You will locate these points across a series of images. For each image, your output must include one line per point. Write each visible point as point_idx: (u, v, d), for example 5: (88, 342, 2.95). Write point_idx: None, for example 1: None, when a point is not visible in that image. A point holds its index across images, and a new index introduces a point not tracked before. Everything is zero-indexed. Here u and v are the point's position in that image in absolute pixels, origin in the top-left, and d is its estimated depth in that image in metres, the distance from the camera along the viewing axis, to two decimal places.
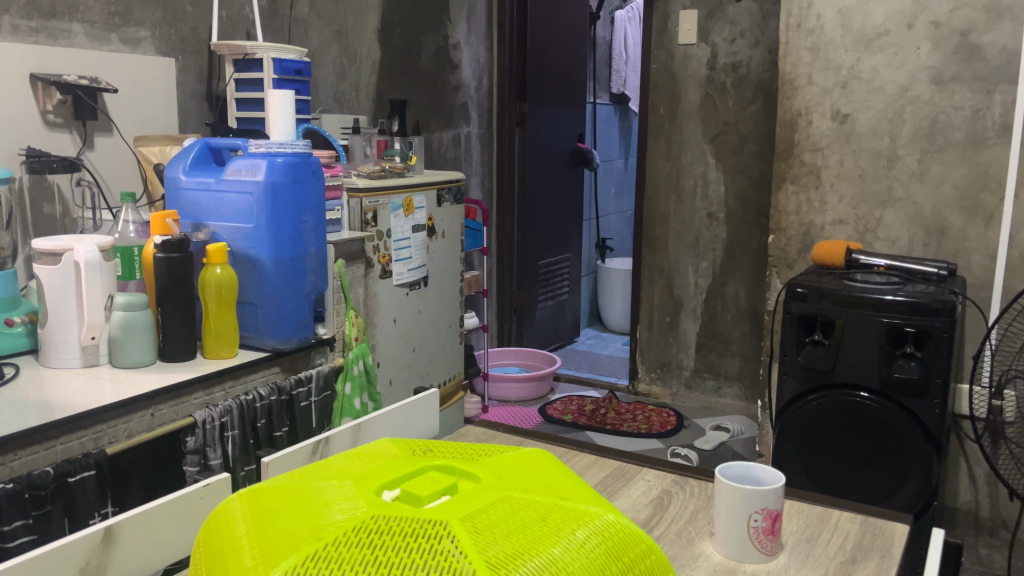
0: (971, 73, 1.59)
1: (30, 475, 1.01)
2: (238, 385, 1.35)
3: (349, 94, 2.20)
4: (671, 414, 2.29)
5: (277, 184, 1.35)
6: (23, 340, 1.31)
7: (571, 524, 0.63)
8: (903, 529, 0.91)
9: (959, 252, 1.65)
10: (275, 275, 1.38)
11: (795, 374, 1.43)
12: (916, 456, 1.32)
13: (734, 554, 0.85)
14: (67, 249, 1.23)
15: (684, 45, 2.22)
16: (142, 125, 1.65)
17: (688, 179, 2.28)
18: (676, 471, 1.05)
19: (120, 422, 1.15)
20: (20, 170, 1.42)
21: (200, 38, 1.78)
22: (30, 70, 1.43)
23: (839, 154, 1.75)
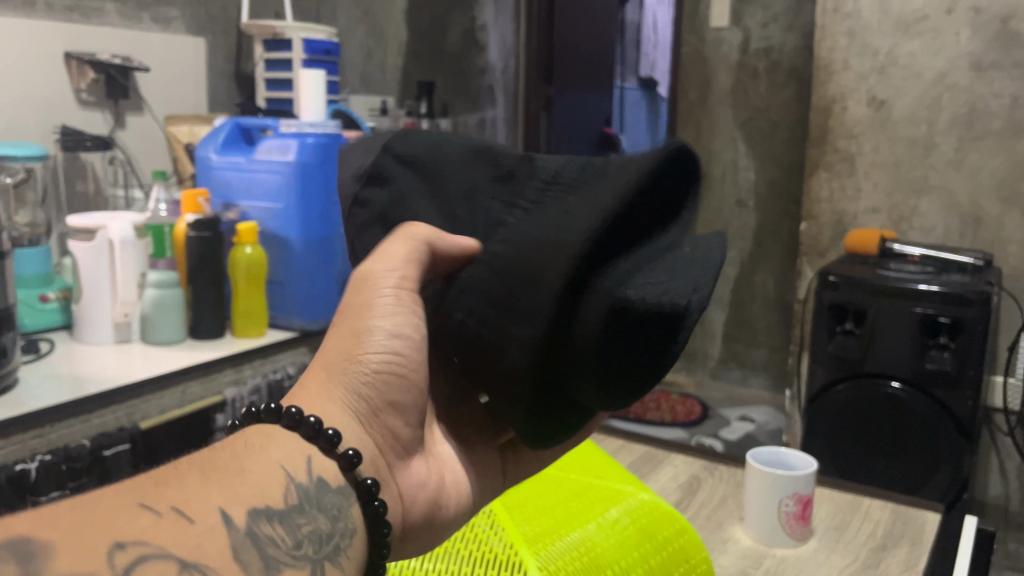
0: (1012, 59, 1.55)
1: (67, 447, 1.02)
2: (267, 364, 1.36)
3: (375, 75, 2.22)
4: (696, 403, 2.27)
5: (307, 165, 1.36)
6: (57, 316, 1.32)
7: (605, 504, 0.68)
8: (934, 518, 0.90)
9: (995, 243, 1.62)
10: (304, 255, 1.40)
11: (825, 363, 1.41)
12: (946, 448, 1.31)
13: (764, 539, 0.85)
14: (101, 227, 1.24)
15: (716, 28, 2.19)
16: (173, 105, 1.66)
17: (718, 165, 2.26)
18: (706, 456, 1.05)
19: (153, 398, 1.16)
20: (55, 148, 1.44)
21: (230, 18, 1.78)
22: (64, 49, 1.44)
23: (874, 141, 1.72)
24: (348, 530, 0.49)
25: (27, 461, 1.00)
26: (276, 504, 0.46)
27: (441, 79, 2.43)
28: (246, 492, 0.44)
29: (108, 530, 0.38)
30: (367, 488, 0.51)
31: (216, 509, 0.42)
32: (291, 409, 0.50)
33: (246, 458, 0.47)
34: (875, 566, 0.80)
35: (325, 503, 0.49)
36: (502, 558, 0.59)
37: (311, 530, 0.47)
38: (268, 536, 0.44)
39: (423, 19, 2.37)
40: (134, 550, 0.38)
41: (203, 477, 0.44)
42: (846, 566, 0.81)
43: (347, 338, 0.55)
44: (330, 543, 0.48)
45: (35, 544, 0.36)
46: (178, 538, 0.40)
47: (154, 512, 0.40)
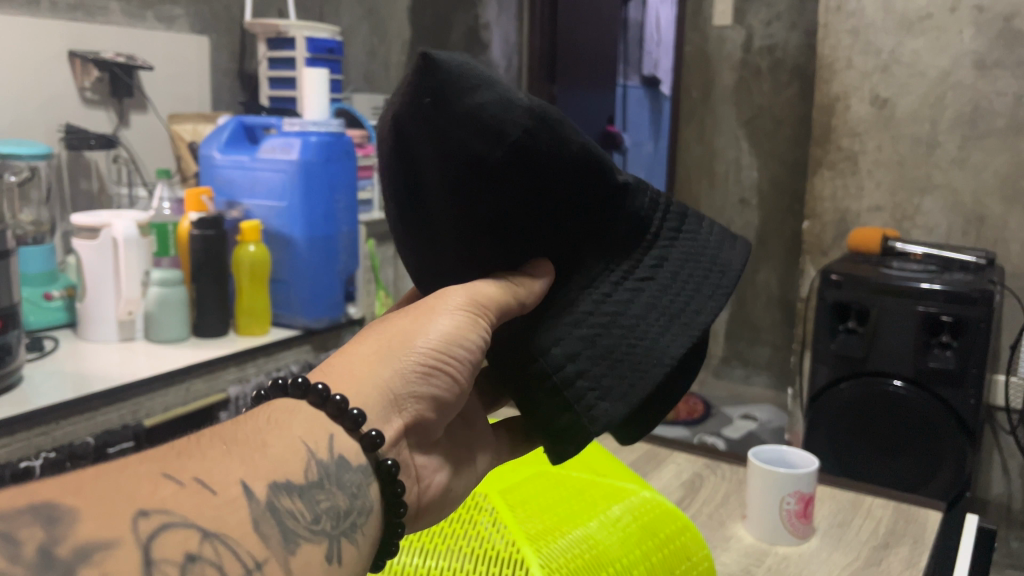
0: (1015, 58, 1.55)
1: (72, 444, 1.03)
2: (270, 362, 1.36)
3: (379, 74, 2.24)
4: (698, 402, 2.27)
5: (311, 163, 1.36)
6: (61, 313, 1.33)
7: (607, 501, 0.68)
8: (936, 517, 0.90)
9: (998, 241, 1.62)
10: (308, 254, 1.40)
11: (827, 362, 1.41)
12: (949, 446, 1.31)
13: (766, 537, 0.85)
14: (105, 225, 1.25)
15: (719, 27, 2.19)
16: (177, 103, 1.67)
17: (721, 164, 2.26)
18: (708, 454, 1.05)
19: (157, 395, 1.17)
20: (59, 146, 1.45)
21: (233, 16, 1.79)
22: (68, 47, 1.44)
23: (878, 139, 1.72)
24: (365, 509, 0.48)
25: (32, 458, 1.00)
26: (297, 478, 0.45)
27: None
28: (266, 465, 0.44)
29: (132, 499, 0.38)
30: (388, 468, 0.50)
31: (237, 481, 0.42)
32: (316, 385, 0.48)
33: (268, 433, 0.46)
34: (876, 564, 0.80)
35: (345, 480, 0.47)
36: (503, 556, 0.59)
37: (330, 506, 0.46)
38: (288, 510, 0.44)
39: (426, 17, 2.36)
40: (156, 519, 0.38)
41: (225, 452, 0.44)
42: (847, 564, 0.81)
43: (407, 329, 0.52)
44: (348, 521, 0.47)
45: (60, 510, 0.36)
46: (198, 510, 0.40)
47: (176, 482, 0.40)
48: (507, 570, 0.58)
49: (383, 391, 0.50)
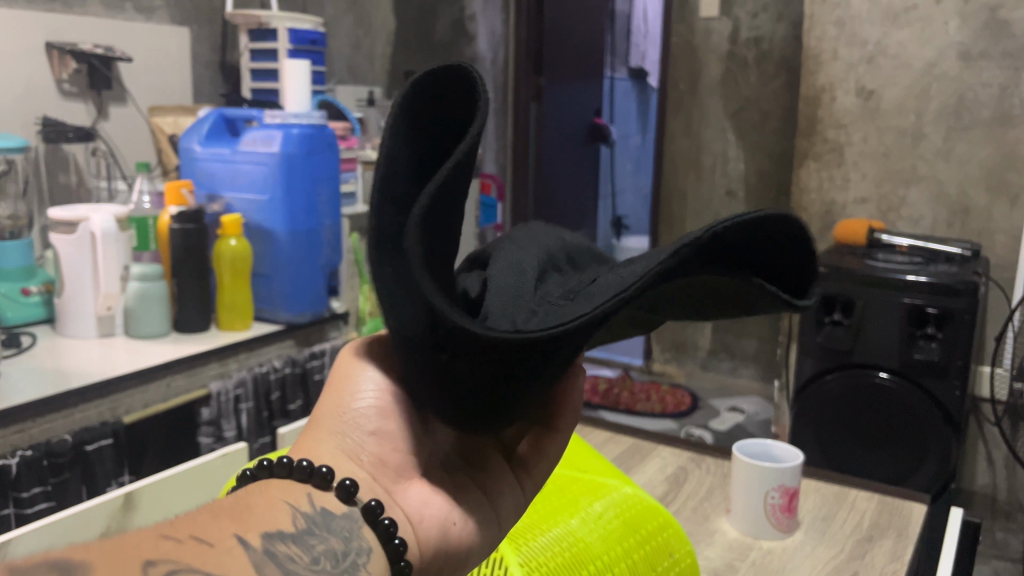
0: (1000, 49, 1.54)
1: (49, 442, 1.02)
2: (252, 358, 1.34)
3: (363, 65, 2.23)
4: (685, 394, 2.27)
5: (293, 156, 1.34)
6: (39, 309, 1.31)
7: (589, 497, 0.68)
8: (920, 509, 0.90)
9: (983, 233, 1.62)
10: (289, 248, 1.38)
11: (813, 354, 1.41)
12: (935, 439, 1.31)
13: (750, 532, 0.84)
14: (83, 219, 1.22)
15: (706, 18, 2.18)
16: (157, 95, 1.65)
17: (708, 156, 2.26)
18: (692, 448, 1.04)
19: (137, 392, 1.15)
20: (36, 139, 1.42)
21: (214, 7, 1.76)
22: (44, 39, 1.42)
23: (863, 131, 1.72)
24: (364, 549, 0.44)
25: (6, 457, 0.99)
26: (288, 526, 0.42)
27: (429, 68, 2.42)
28: (256, 520, 0.42)
29: (131, 554, 0.36)
30: (373, 508, 0.45)
31: (232, 534, 0.40)
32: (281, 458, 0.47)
33: (250, 496, 0.44)
34: (860, 559, 0.80)
35: (334, 526, 0.44)
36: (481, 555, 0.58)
37: (326, 548, 0.42)
38: (286, 554, 0.40)
39: (412, 9, 2.35)
40: (163, 566, 0.35)
41: (213, 514, 0.41)
42: (830, 559, 0.80)
43: (335, 397, 0.50)
44: (348, 560, 0.43)
45: (72, 561, 0.34)
46: (201, 559, 0.37)
47: (175, 539, 0.38)
48: (486, 569, 0.57)
49: (342, 448, 0.48)
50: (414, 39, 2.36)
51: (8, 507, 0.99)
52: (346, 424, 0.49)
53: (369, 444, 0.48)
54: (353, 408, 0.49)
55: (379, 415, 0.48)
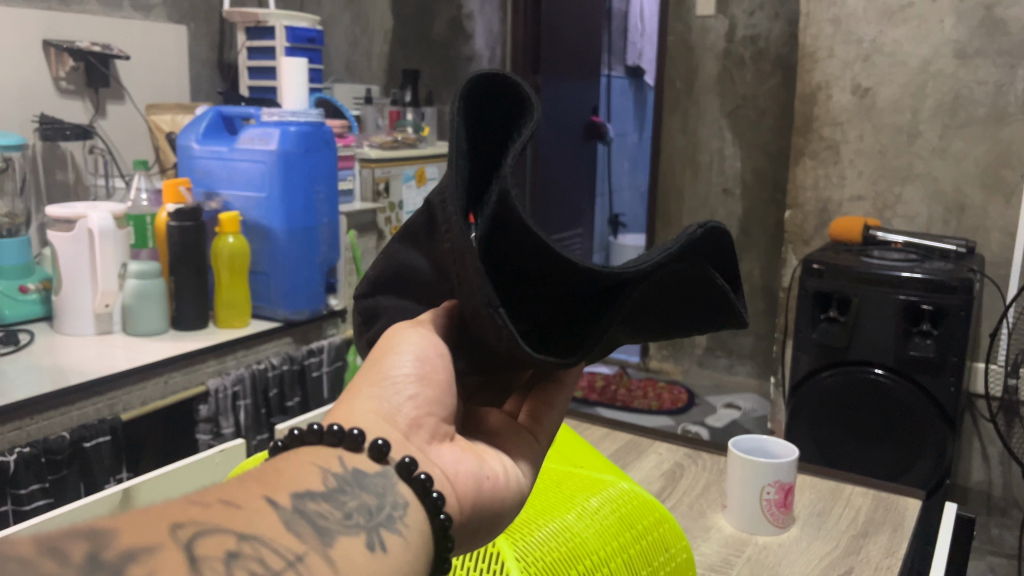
0: (995, 47, 1.55)
1: (47, 439, 1.03)
2: (250, 355, 1.35)
3: (360, 63, 2.23)
4: (682, 391, 2.28)
5: (291, 154, 1.35)
6: (37, 307, 1.31)
7: (585, 493, 0.68)
8: (915, 504, 0.90)
9: (978, 230, 1.63)
10: (287, 245, 1.39)
11: (809, 351, 1.42)
12: (931, 435, 1.32)
13: (746, 526, 0.85)
14: (82, 216, 1.22)
15: (702, 16, 2.18)
16: (154, 93, 1.65)
17: (704, 154, 2.26)
18: (688, 444, 1.05)
19: (135, 389, 1.16)
20: (33, 137, 1.42)
21: (211, 6, 1.76)
22: (42, 37, 1.42)
23: (859, 129, 1.72)
24: (400, 502, 0.43)
25: (5, 454, 0.99)
26: (317, 485, 0.42)
27: (426, 67, 2.42)
28: (283, 481, 0.41)
29: (157, 519, 0.34)
30: (408, 465, 0.45)
31: (260, 495, 0.39)
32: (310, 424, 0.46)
33: (277, 462, 0.43)
34: (854, 552, 0.81)
35: (367, 483, 0.44)
36: (480, 550, 0.59)
37: (359, 504, 0.42)
38: (317, 510, 0.40)
39: (408, 7, 2.36)
40: (192, 528, 0.34)
41: (239, 479, 0.40)
42: (826, 554, 0.81)
43: (370, 364, 0.49)
44: (382, 514, 0.42)
45: (99, 528, 0.33)
46: (229, 519, 0.36)
47: (202, 504, 0.37)
48: (483, 565, 0.58)
49: (376, 413, 0.47)
50: (411, 38, 2.37)
51: (7, 504, 0.99)
52: (381, 389, 0.48)
53: (404, 408, 0.47)
54: (391, 374, 0.47)
55: (417, 380, 0.47)
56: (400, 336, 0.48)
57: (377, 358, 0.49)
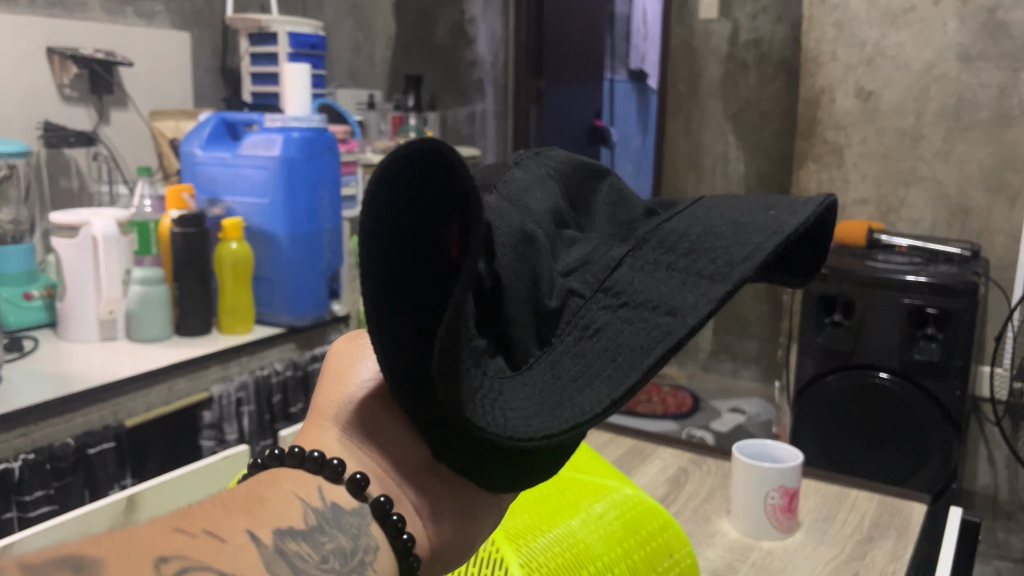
0: (999, 50, 1.55)
1: (51, 446, 1.03)
2: (254, 361, 1.35)
3: (363, 69, 2.25)
4: (687, 396, 2.27)
5: (294, 159, 1.35)
6: (41, 313, 1.31)
7: (589, 499, 0.68)
8: (920, 509, 0.90)
9: (983, 233, 1.62)
10: (290, 250, 1.39)
11: (813, 355, 1.41)
12: (935, 438, 1.31)
13: (751, 532, 0.85)
14: (84, 223, 1.23)
15: (705, 20, 2.19)
16: (158, 100, 1.65)
17: (707, 157, 2.26)
18: (693, 449, 1.05)
19: (139, 395, 1.16)
20: (37, 144, 1.43)
21: (214, 12, 1.77)
22: (46, 44, 1.43)
23: (862, 132, 1.72)
24: (373, 547, 0.40)
25: (10, 460, 1.00)
26: (299, 523, 0.39)
27: (429, 72, 2.44)
28: (267, 514, 0.38)
29: (144, 547, 0.33)
30: (383, 504, 0.41)
31: (244, 529, 0.37)
32: (293, 448, 0.43)
33: (261, 488, 0.41)
34: (859, 558, 0.80)
35: (344, 523, 0.40)
36: (482, 555, 0.58)
37: (336, 546, 0.39)
38: (296, 551, 0.37)
39: (411, 12, 2.39)
40: (176, 563, 0.33)
41: (225, 506, 0.38)
42: (831, 560, 0.80)
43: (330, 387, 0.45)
44: (356, 560, 0.39)
45: (87, 557, 0.32)
46: (213, 554, 0.35)
47: (188, 534, 0.35)
48: (486, 570, 0.57)
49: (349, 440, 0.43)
50: (414, 42, 2.40)
51: (13, 510, 1.00)
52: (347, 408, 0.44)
53: (376, 436, 0.42)
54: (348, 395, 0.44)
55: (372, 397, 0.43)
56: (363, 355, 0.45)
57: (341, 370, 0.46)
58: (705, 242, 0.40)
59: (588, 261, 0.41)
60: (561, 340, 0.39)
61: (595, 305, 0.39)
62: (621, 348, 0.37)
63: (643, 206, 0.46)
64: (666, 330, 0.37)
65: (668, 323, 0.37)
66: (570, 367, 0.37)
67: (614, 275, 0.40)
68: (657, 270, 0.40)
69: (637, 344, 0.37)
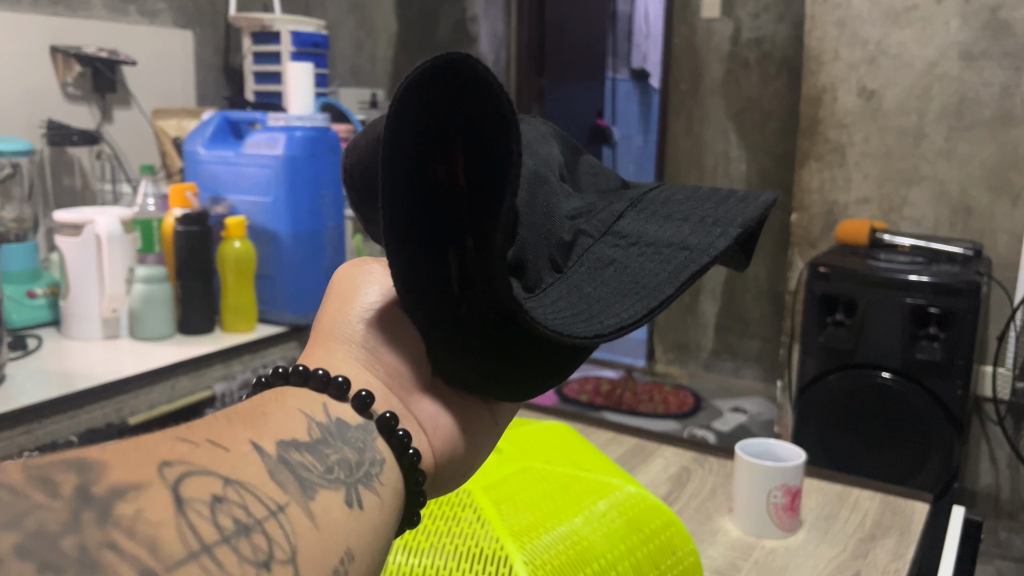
0: (1001, 49, 1.54)
1: (55, 444, 1.04)
2: (256, 359, 1.35)
3: (365, 68, 2.29)
4: (688, 395, 2.27)
5: (296, 158, 1.35)
6: (44, 311, 1.31)
7: (592, 496, 0.68)
8: (922, 508, 0.90)
9: (985, 232, 1.62)
10: (293, 249, 1.39)
11: (816, 354, 1.41)
12: (936, 437, 1.32)
13: (753, 530, 0.85)
14: (88, 222, 1.24)
15: (707, 19, 2.18)
16: (161, 98, 1.66)
17: (710, 156, 2.26)
18: (696, 447, 1.05)
19: (142, 394, 1.16)
20: (41, 143, 1.43)
21: (217, 10, 1.77)
22: (50, 42, 1.43)
23: (865, 131, 1.72)
24: (378, 460, 0.42)
25: (14, 458, 1.00)
26: (303, 436, 0.40)
27: None
28: (271, 427, 0.39)
29: (148, 453, 0.34)
30: (389, 420, 0.43)
31: (246, 440, 0.37)
32: (297, 367, 0.44)
33: (265, 405, 0.41)
34: (860, 557, 0.80)
35: (349, 437, 0.42)
36: (486, 554, 0.59)
37: (340, 458, 0.40)
38: (299, 462, 0.38)
39: (413, 11, 2.39)
40: (180, 467, 0.33)
41: (227, 420, 0.39)
42: (832, 558, 0.80)
43: (333, 313, 0.48)
44: (361, 470, 0.41)
45: (89, 462, 0.32)
46: (216, 460, 0.35)
47: (191, 442, 0.35)
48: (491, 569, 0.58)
49: (354, 361, 0.46)
50: (415, 43, 2.41)
51: None
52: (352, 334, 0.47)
53: (381, 353, 0.46)
54: (354, 324, 0.47)
55: (377, 323, 0.47)
56: (366, 282, 0.49)
57: (339, 301, 0.49)
58: (693, 207, 0.47)
59: (591, 210, 0.46)
60: (575, 269, 0.42)
61: (605, 245, 0.44)
62: (640, 275, 0.42)
63: (618, 180, 0.51)
64: (685, 261, 0.42)
65: (685, 258, 0.42)
66: (590, 289, 0.41)
67: (617, 225, 0.45)
68: (659, 221, 0.46)
69: (660, 272, 0.42)
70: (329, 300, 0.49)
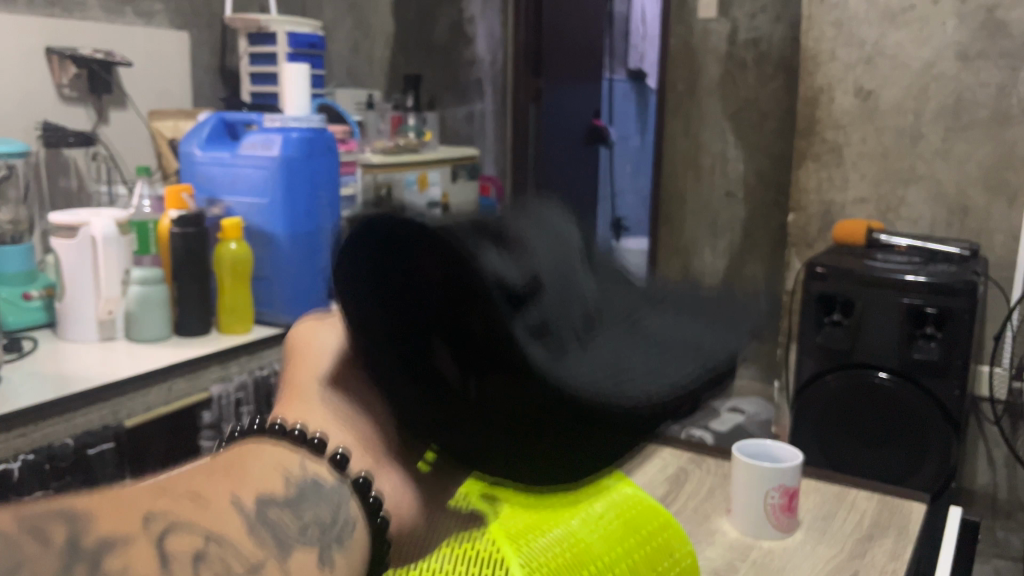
0: (998, 49, 1.55)
1: (51, 447, 1.03)
2: (253, 361, 1.35)
3: (363, 69, 2.26)
4: None
5: (292, 159, 1.35)
6: (40, 314, 1.31)
7: (589, 498, 0.66)
8: (919, 507, 0.90)
9: (982, 232, 1.62)
10: (290, 251, 1.39)
11: (812, 355, 1.41)
12: (934, 436, 1.31)
13: (751, 530, 0.84)
14: (83, 224, 1.23)
15: (704, 19, 2.18)
16: (157, 100, 1.65)
17: (707, 157, 2.26)
18: (693, 448, 1.05)
19: (138, 396, 1.16)
20: (36, 144, 1.43)
21: (213, 12, 1.77)
22: (45, 44, 1.42)
23: (862, 131, 1.72)
24: (350, 522, 0.37)
25: (9, 461, 0.99)
26: (279, 490, 0.37)
27: (427, 71, 2.46)
28: (256, 471, 0.38)
29: (130, 510, 0.35)
30: (361, 485, 0.37)
31: (227, 491, 0.37)
32: (273, 421, 0.39)
33: (242, 451, 0.39)
34: (858, 557, 0.80)
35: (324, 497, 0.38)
36: (480, 555, 0.56)
37: (316, 516, 0.37)
38: (277, 519, 0.37)
39: (410, 12, 2.39)
40: (162, 522, 0.35)
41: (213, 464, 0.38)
42: (831, 557, 0.80)
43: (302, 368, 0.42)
44: (336, 532, 0.37)
45: (78, 512, 0.34)
46: (199, 512, 0.36)
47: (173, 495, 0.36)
48: (484, 569, 0.55)
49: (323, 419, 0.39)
50: (412, 43, 2.41)
51: None
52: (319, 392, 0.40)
53: (351, 412, 0.38)
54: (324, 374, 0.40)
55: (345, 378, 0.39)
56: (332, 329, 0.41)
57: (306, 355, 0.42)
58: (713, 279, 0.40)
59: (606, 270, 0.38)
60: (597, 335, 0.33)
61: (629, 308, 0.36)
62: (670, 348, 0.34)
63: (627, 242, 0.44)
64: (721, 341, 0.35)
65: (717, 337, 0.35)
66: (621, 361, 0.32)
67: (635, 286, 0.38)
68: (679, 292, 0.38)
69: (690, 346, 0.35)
70: (297, 351, 0.43)
